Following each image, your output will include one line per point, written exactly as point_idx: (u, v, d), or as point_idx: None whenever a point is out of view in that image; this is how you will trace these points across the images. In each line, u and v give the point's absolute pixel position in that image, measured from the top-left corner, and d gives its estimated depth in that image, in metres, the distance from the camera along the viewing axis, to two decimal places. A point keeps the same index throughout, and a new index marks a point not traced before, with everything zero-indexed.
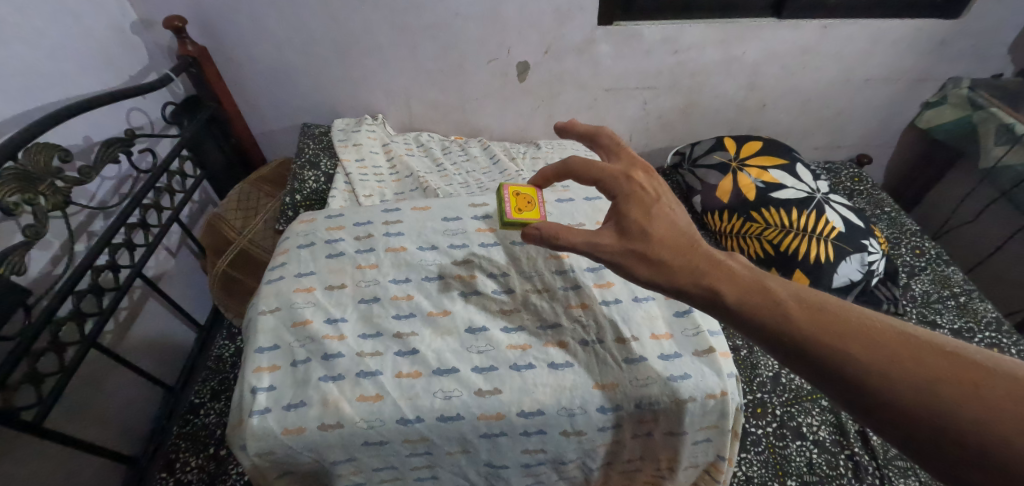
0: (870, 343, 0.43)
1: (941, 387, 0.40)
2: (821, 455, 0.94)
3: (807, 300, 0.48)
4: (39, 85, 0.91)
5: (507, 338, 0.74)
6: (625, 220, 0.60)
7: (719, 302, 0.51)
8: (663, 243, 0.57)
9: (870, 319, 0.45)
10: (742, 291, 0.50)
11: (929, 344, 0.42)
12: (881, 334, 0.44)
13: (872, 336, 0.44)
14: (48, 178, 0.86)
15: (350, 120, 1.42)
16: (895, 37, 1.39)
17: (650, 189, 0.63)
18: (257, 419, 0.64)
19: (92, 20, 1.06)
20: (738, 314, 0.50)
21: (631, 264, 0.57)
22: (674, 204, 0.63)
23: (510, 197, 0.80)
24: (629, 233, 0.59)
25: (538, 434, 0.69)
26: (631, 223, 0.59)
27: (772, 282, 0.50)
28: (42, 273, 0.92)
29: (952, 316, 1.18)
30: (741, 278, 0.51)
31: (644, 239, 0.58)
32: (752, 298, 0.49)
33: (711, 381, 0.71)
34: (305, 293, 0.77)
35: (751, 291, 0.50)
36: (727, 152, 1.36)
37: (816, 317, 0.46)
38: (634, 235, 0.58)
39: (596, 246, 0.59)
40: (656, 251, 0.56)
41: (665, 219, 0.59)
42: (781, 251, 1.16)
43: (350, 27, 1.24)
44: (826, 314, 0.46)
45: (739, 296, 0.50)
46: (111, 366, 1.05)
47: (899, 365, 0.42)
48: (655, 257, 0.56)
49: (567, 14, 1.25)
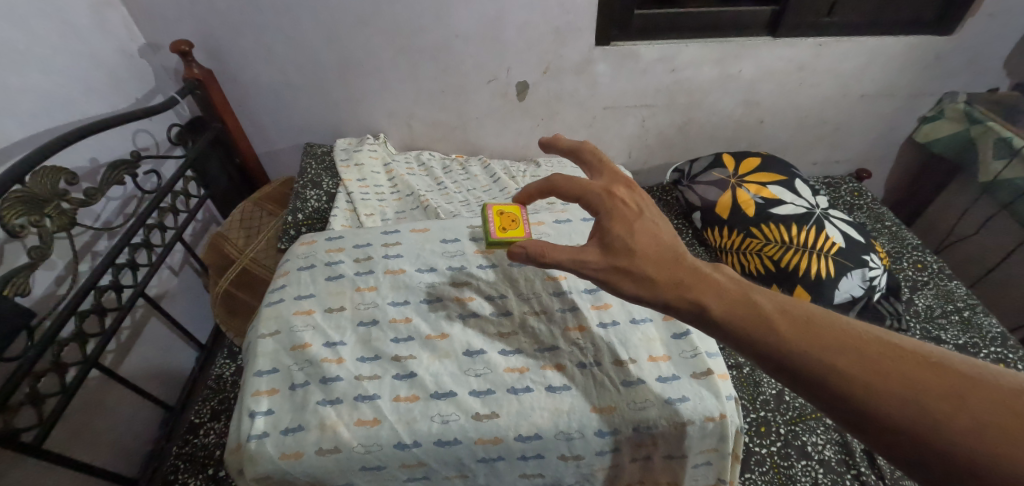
0: (857, 355, 0.43)
1: (927, 399, 0.39)
2: (827, 475, 0.92)
3: (792, 312, 0.48)
4: (48, 110, 0.93)
5: (505, 361, 0.74)
6: (608, 237, 0.60)
7: (706, 315, 0.51)
8: (648, 258, 0.57)
9: (855, 330, 0.45)
10: (727, 304, 0.50)
11: (915, 354, 0.42)
12: (866, 346, 0.43)
13: (857, 347, 0.43)
14: (55, 200, 0.88)
15: (352, 140, 1.44)
16: (890, 53, 1.40)
17: (632, 204, 0.64)
18: (255, 443, 0.64)
19: (101, 45, 1.09)
20: (726, 327, 0.49)
21: (619, 280, 0.57)
22: (656, 217, 0.63)
23: (494, 216, 0.81)
24: (613, 249, 0.59)
25: (536, 458, 0.68)
26: (615, 239, 0.60)
27: (757, 294, 0.50)
28: (46, 294, 0.93)
29: (956, 332, 1.17)
30: (727, 291, 0.51)
31: (629, 254, 0.58)
32: (738, 310, 0.49)
33: (710, 404, 0.70)
34: (304, 315, 0.78)
35: (737, 304, 0.50)
36: (726, 169, 1.37)
37: (800, 328, 0.46)
38: (619, 250, 0.59)
39: (581, 262, 0.59)
40: (642, 267, 0.57)
41: (648, 234, 0.60)
42: (782, 267, 1.16)
43: (352, 49, 1.27)
44: (810, 326, 0.46)
45: (725, 310, 0.50)
46: (112, 387, 1.05)
47: (885, 377, 0.41)
48: (640, 272, 0.56)
49: (565, 35, 1.27)
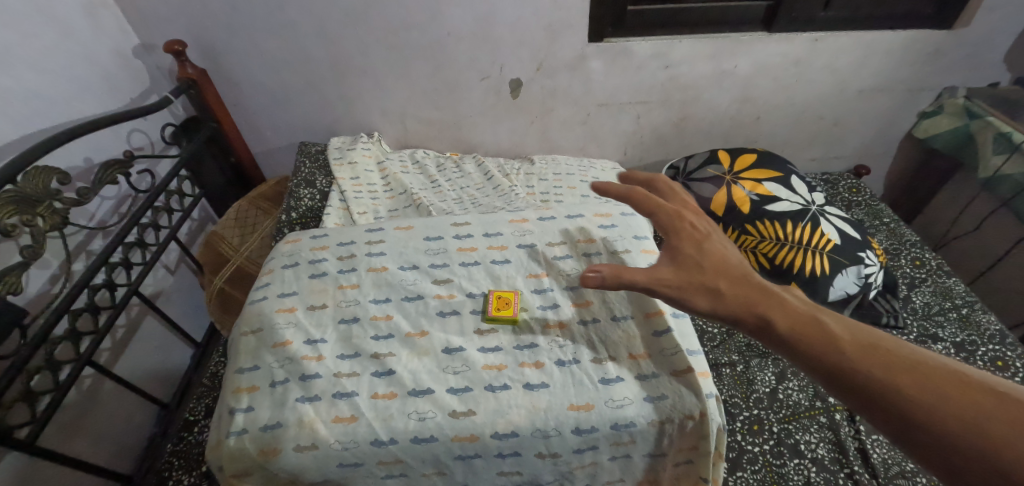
0: (928, 381, 0.40)
1: (1004, 434, 0.36)
2: (819, 473, 0.92)
3: (863, 334, 0.44)
4: (42, 110, 0.94)
5: (484, 358, 0.74)
6: (675, 253, 0.58)
7: (771, 331, 0.48)
8: (717, 274, 0.55)
9: (929, 357, 0.42)
10: (794, 320, 0.48)
11: (993, 387, 0.38)
12: (941, 373, 0.40)
13: (926, 372, 0.40)
14: (47, 200, 0.88)
15: (346, 138, 1.44)
16: (888, 48, 1.39)
17: (700, 226, 0.61)
18: (234, 440, 0.65)
19: (95, 45, 1.10)
20: (790, 343, 0.47)
21: (688, 295, 0.55)
22: (724, 241, 0.61)
23: None
24: (680, 264, 0.57)
25: (513, 455, 0.68)
26: (683, 255, 0.57)
27: (828, 315, 0.47)
28: (40, 292, 0.94)
29: (953, 329, 1.15)
30: (794, 308, 0.49)
31: (696, 270, 0.56)
32: (807, 329, 0.46)
33: (689, 402, 0.70)
34: (287, 313, 0.78)
35: (805, 322, 0.47)
36: (721, 166, 1.36)
37: (868, 349, 0.43)
38: (687, 266, 0.56)
39: (650, 278, 0.56)
40: (710, 282, 0.54)
41: (716, 254, 0.57)
42: (776, 264, 1.15)
43: (345, 49, 1.27)
44: (880, 349, 0.43)
45: (793, 328, 0.47)
46: (107, 384, 1.06)
47: (957, 405, 0.38)
48: (706, 287, 0.54)
49: (558, 32, 1.27)
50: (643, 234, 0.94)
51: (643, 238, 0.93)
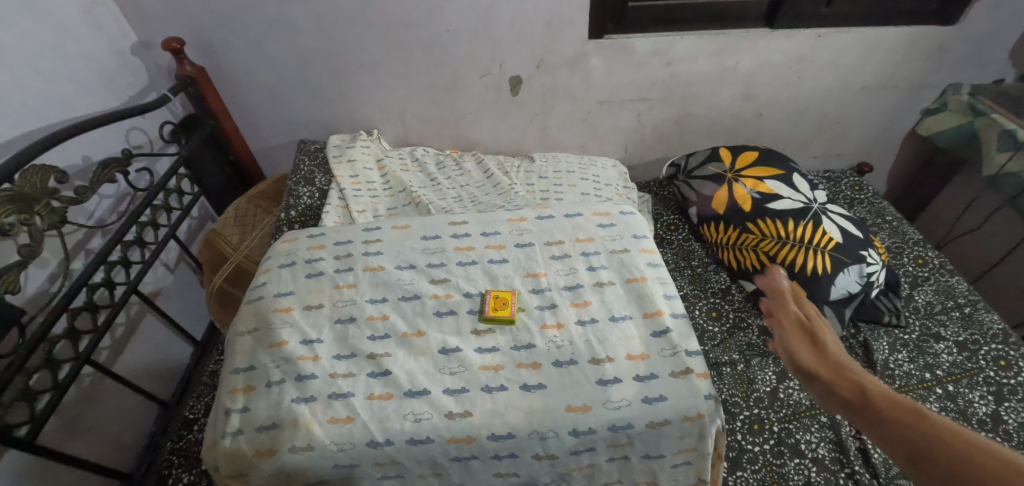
0: (958, 446, 0.48)
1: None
2: (820, 473, 0.91)
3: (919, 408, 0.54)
4: (40, 108, 0.94)
5: (481, 359, 0.74)
6: (802, 349, 0.76)
7: (855, 407, 0.61)
8: (828, 366, 0.70)
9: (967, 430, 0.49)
10: (873, 398, 0.59)
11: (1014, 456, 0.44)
12: (972, 442, 0.47)
13: (959, 439, 0.48)
14: (45, 198, 0.87)
15: (345, 136, 1.43)
16: (891, 44, 1.37)
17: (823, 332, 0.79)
18: (230, 441, 0.66)
19: (93, 43, 1.09)
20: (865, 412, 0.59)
21: (809, 379, 0.71)
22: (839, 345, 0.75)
23: None
24: (806, 356, 0.75)
25: (510, 457, 0.68)
26: (808, 350, 0.75)
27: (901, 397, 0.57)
28: (39, 291, 0.94)
29: (956, 329, 1.14)
30: (875, 392, 0.60)
31: (817, 361, 0.72)
32: (878, 402, 0.58)
33: (688, 403, 0.69)
34: (283, 313, 0.78)
35: (879, 399, 0.59)
36: (722, 163, 1.35)
37: (920, 420, 0.52)
38: (811, 359, 0.73)
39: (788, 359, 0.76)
40: (821, 371, 0.70)
41: (835, 353, 0.73)
42: (777, 263, 1.14)
43: (344, 46, 1.26)
44: (928, 420, 0.52)
45: (893, 416, 0.55)
46: (106, 383, 1.06)
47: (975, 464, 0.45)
48: (820, 374, 0.70)
49: (558, 28, 1.26)
50: (642, 233, 0.94)
51: (642, 237, 0.93)
